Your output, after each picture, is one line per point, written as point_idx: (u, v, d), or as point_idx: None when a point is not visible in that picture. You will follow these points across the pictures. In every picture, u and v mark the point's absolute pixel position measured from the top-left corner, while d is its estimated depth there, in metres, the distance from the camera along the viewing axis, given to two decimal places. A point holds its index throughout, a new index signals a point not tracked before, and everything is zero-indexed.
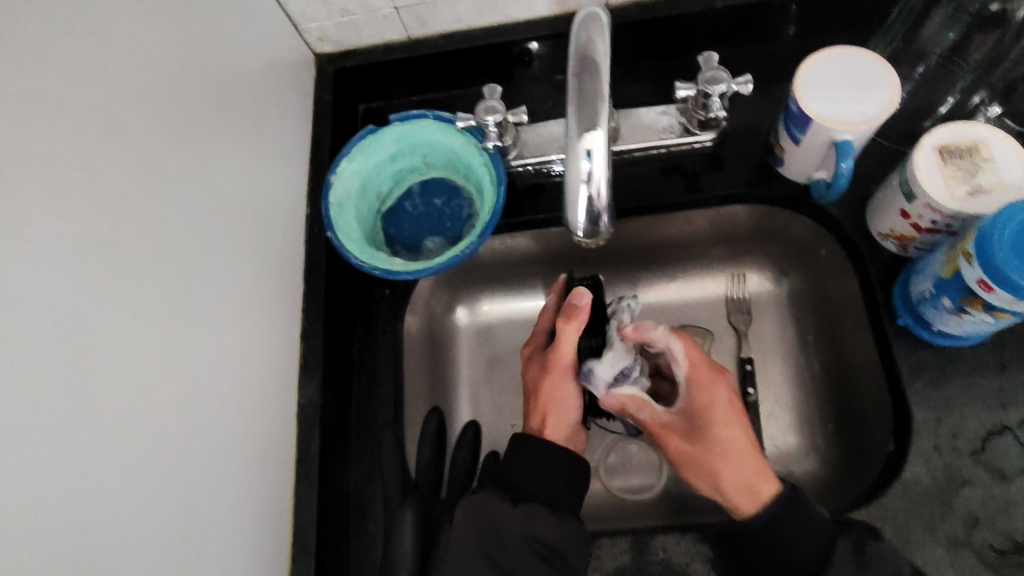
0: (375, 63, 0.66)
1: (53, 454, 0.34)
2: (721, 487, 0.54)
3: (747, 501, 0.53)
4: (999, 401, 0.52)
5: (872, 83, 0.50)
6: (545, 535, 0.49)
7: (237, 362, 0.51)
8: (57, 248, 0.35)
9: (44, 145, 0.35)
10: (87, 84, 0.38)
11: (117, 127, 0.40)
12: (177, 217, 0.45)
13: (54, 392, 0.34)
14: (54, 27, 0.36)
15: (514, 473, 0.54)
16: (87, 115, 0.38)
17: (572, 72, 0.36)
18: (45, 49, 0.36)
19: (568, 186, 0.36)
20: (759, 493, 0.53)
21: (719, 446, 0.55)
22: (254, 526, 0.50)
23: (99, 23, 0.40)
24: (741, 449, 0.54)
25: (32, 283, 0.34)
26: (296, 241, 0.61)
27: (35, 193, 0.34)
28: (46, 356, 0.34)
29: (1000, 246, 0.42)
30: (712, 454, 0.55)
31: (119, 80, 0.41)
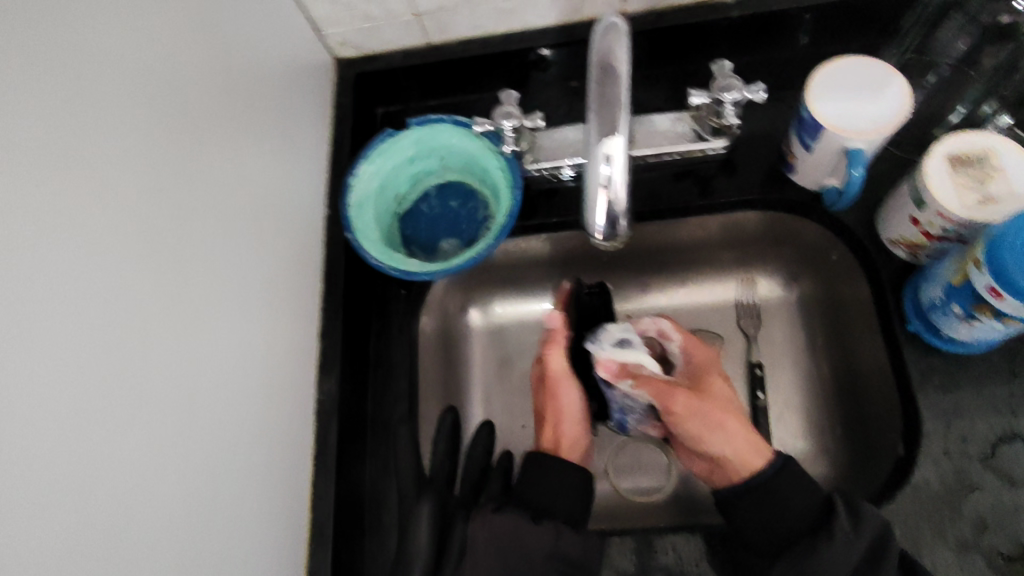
0: (394, 68, 0.67)
1: (85, 442, 0.35)
2: (729, 436, 0.55)
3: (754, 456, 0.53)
4: (1008, 407, 0.52)
5: (884, 92, 0.51)
6: (568, 550, 0.50)
7: (257, 358, 0.52)
8: (91, 244, 0.37)
9: (81, 145, 0.36)
10: (117, 87, 0.40)
11: (143, 129, 0.41)
12: (201, 215, 0.47)
13: (84, 382, 0.35)
14: (88, 32, 0.38)
15: (531, 490, 0.54)
16: (116, 117, 0.39)
17: (593, 79, 0.37)
18: (81, 53, 0.37)
19: (587, 191, 0.37)
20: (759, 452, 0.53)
21: (715, 402, 0.58)
22: (273, 518, 0.51)
23: (132, 28, 0.41)
24: (733, 410, 0.57)
25: (67, 278, 0.35)
26: (316, 241, 0.63)
27: (71, 191, 0.36)
28: (81, 349, 0.35)
29: (1010, 253, 0.43)
30: (712, 409, 0.57)
31: (147, 85, 0.42)
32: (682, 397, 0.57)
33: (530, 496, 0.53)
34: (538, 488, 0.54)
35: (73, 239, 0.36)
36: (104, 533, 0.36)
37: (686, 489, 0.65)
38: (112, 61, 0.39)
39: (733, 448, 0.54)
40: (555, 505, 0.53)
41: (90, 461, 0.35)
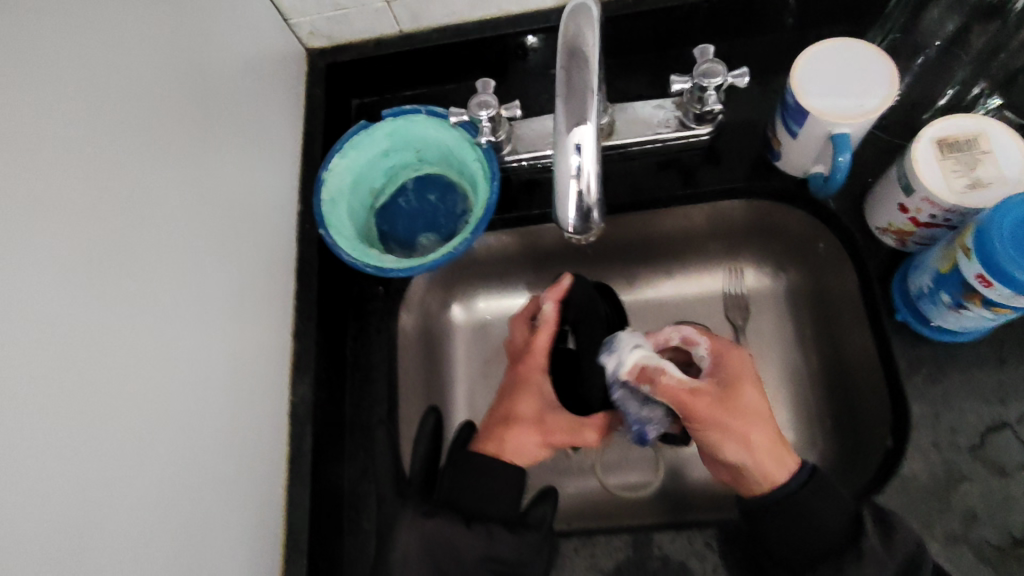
0: (368, 58, 0.65)
1: (44, 454, 0.33)
2: (749, 444, 0.49)
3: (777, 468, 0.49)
4: (999, 397, 0.51)
5: (870, 75, 0.50)
6: (500, 550, 0.52)
7: (228, 361, 0.50)
8: (47, 248, 0.35)
9: (35, 144, 0.34)
10: (75, 81, 0.37)
11: (105, 125, 0.39)
12: (168, 214, 0.45)
13: (44, 394, 0.34)
14: (38, 23, 0.36)
15: (459, 488, 0.55)
16: (76, 113, 0.37)
17: (561, 65, 0.35)
18: (33, 47, 0.35)
19: (557, 182, 0.35)
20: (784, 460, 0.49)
21: (745, 409, 0.51)
22: (247, 526, 0.50)
23: (87, 19, 0.39)
24: (765, 416, 0.51)
25: (21, 286, 0.33)
26: (288, 239, 0.61)
27: (24, 192, 0.34)
28: (38, 359, 0.33)
29: (999, 238, 0.41)
30: (742, 413, 0.50)
31: (107, 78, 0.40)
32: (703, 402, 0.51)
33: (465, 500, 0.54)
34: (474, 491, 0.54)
35: (30, 242, 0.34)
36: (72, 548, 0.34)
37: (672, 484, 0.63)
38: (68, 53, 0.37)
39: (751, 458, 0.49)
40: (489, 507, 0.54)
41: (52, 475, 0.34)
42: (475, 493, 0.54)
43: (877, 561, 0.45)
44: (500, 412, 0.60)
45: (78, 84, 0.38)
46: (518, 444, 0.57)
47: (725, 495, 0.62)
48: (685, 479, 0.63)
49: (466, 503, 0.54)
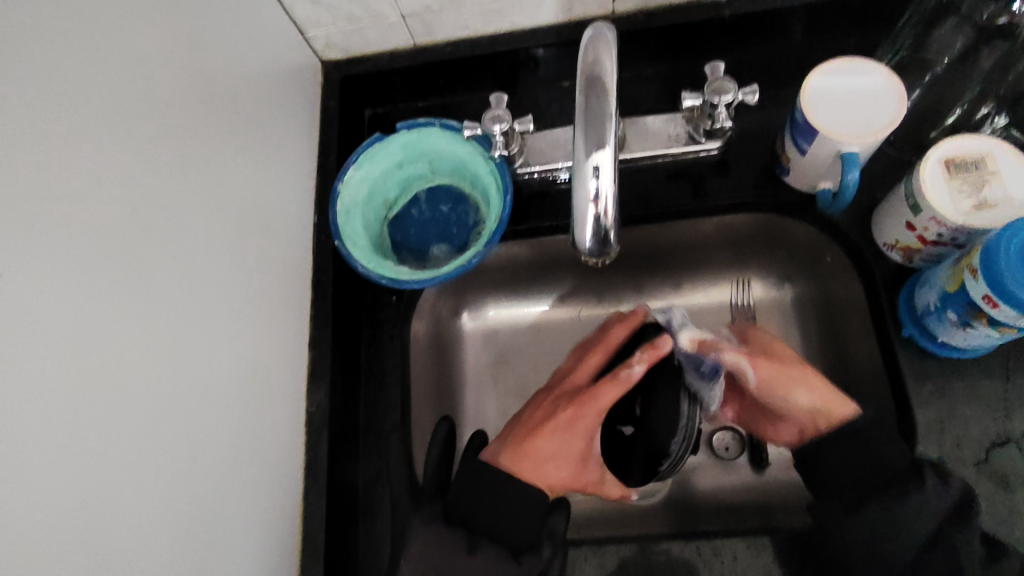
0: (382, 69, 0.66)
1: (63, 464, 0.34)
2: (812, 387, 0.55)
3: (839, 407, 0.54)
4: (1004, 411, 0.52)
5: (878, 94, 0.50)
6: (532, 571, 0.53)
7: (244, 371, 0.51)
8: (70, 263, 0.36)
9: (57, 160, 0.35)
10: (97, 101, 0.38)
11: (126, 145, 0.40)
12: (187, 230, 0.46)
13: (67, 407, 0.35)
14: (63, 42, 0.37)
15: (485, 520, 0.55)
16: (96, 133, 0.38)
17: (581, 91, 0.36)
18: (56, 65, 0.36)
19: (575, 205, 0.36)
20: (843, 409, 0.54)
21: (794, 368, 0.57)
22: (264, 532, 0.51)
23: (109, 36, 0.40)
24: (812, 377, 0.56)
25: (45, 299, 0.34)
26: (303, 249, 0.62)
27: (44, 208, 0.34)
28: (59, 368, 0.34)
29: (1005, 259, 0.42)
30: (791, 373, 0.56)
31: (127, 97, 0.41)
32: (765, 363, 0.57)
33: (479, 523, 0.54)
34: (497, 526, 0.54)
35: (54, 259, 0.35)
36: (95, 553, 0.35)
37: (680, 493, 0.64)
38: (90, 73, 0.38)
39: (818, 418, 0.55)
40: (507, 533, 0.54)
41: (75, 484, 0.35)
42: (495, 516, 0.55)
43: (930, 498, 0.48)
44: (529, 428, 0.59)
45: (100, 104, 0.39)
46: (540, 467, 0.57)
47: (732, 506, 0.62)
48: (693, 486, 0.64)
49: (483, 523, 0.54)
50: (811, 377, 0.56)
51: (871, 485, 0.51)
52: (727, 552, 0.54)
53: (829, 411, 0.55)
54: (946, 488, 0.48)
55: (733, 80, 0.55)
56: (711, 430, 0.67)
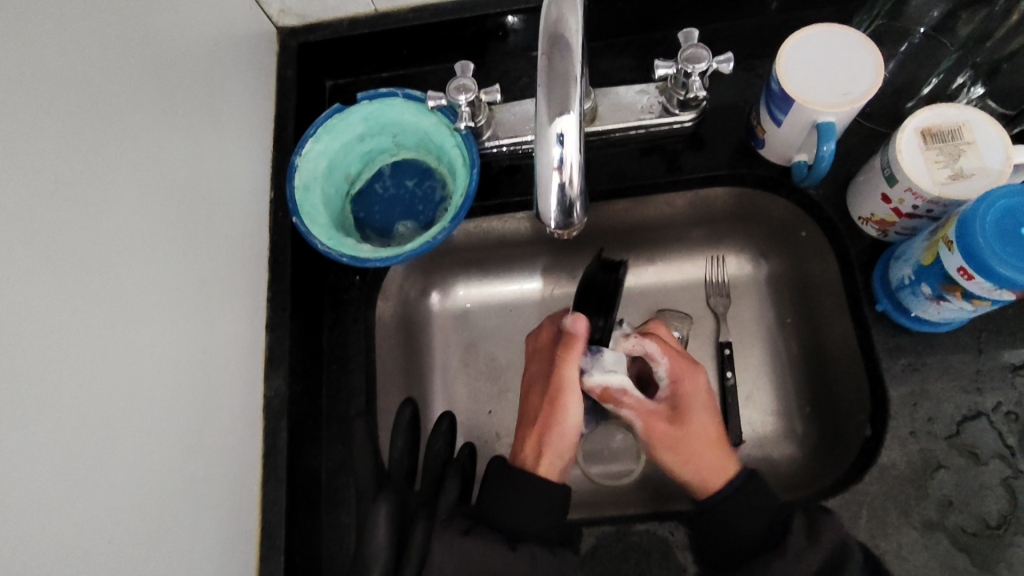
0: (342, 38, 0.63)
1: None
2: (692, 463, 0.55)
3: (715, 479, 0.54)
4: (975, 385, 0.52)
5: (855, 62, 0.49)
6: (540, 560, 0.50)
7: (196, 356, 0.48)
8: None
9: None
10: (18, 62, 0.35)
11: (52, 113, 0.37)
12: (128, 205, 0.42)
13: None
14: None
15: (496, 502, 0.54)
16: (17, 97, 0.34)
17: (543, 51, 0.33)
18: None
19: (539, 175, 0.33)
20: (726, 471, 0.54)
21: (694, 435, 0.57)
22: (218, 525, 0.48)
23: None
24: (712, 440, 0.56)
25: None
26: (260, 228, 0.59)
27: None
28: None
29: (981, 229, 0.41)
30: (690, 440, 0.56)
31: (51, 59, 0.37)
32: (661, 427, 0.58)
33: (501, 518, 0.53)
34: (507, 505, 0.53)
35: None
36: (37, 555, 0.33)
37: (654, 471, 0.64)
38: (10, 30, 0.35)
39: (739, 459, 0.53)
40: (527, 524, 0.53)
41: (5, 485, 0.31)
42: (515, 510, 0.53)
43: (798, 558, 0.46)
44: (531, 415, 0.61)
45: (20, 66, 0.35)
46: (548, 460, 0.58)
47: None
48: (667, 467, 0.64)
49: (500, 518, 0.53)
50: (712, 448, 0.55)
51: (734, 556, 0.49)
52: None
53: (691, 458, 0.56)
54: (814, 545, 0.46)
55: (708, 48, 0.53)
56: None
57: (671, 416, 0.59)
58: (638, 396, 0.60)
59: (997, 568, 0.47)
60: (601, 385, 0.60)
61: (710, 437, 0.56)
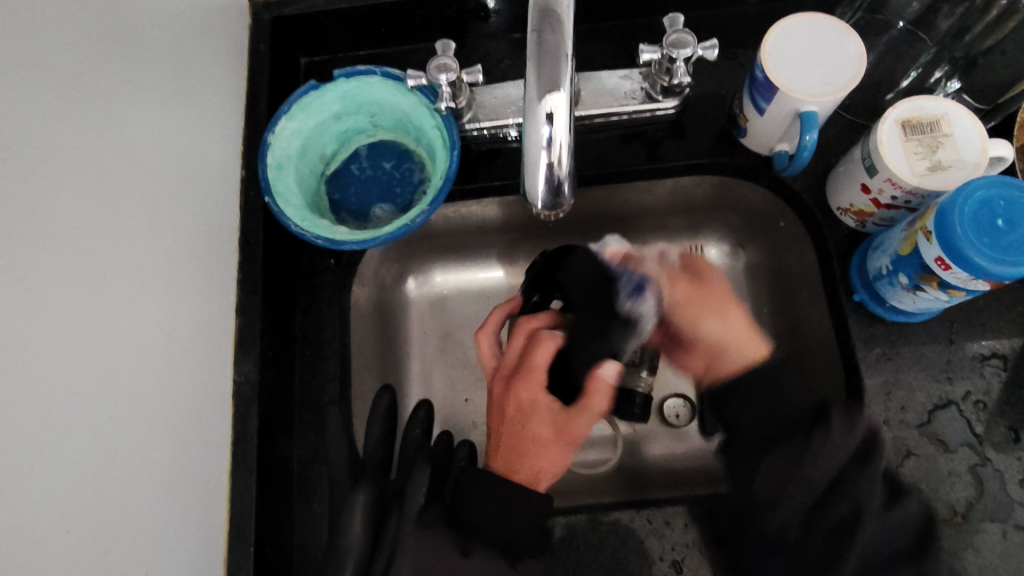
0: (318, 13, 0.61)
1: None
2: (725, 321, 0.58)
3: (749, 347, 0.56)
4: (946, 374, 0.52)
5: (838, 52, 0.49)
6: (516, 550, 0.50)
7: (162, 340, 0.46)
8: None
9: None
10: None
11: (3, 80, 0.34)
12: (88, 181, 0.40)
13: None
14: None
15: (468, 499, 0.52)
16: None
17: (532, 26, 0.32)
18: None
19: (528, 153, 0.32)
20: (754, 343, 0.56)
21: (715, 289, 0.60)
22: (186, 515, 0.46)
23: None
24: (732, 300, 0.60)
25: None
26: (230, 207, 0.56)
27: None
28: None
29: (958, 220, 0.42)
30: (708, 299, 0.60)
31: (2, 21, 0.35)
32: (682, 286, 0.62)
33: (475, 518, 0.51)
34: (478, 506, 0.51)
35: None
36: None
37: (631, 460, 0.64)
38: None
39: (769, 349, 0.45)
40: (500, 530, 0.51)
41: None
42: (482, 509, 0.51)
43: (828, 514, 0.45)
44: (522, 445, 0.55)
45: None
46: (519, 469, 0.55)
47: (683, 472, 0.62)
48: (645, 456, 0.64)
49: (473, 517, 0.51)
50: (731, 316, 0.59)
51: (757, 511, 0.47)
52: (678, 521, 0.53)
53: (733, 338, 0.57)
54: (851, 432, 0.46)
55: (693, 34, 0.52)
56: (663, 397, 0.65)
57: (687, 275, 0.62)
58: (660, 266, 0.63)
59: (964, 553, 0.48)
60: (619, 250, 0.62)
61: (733, 307, 0.59)
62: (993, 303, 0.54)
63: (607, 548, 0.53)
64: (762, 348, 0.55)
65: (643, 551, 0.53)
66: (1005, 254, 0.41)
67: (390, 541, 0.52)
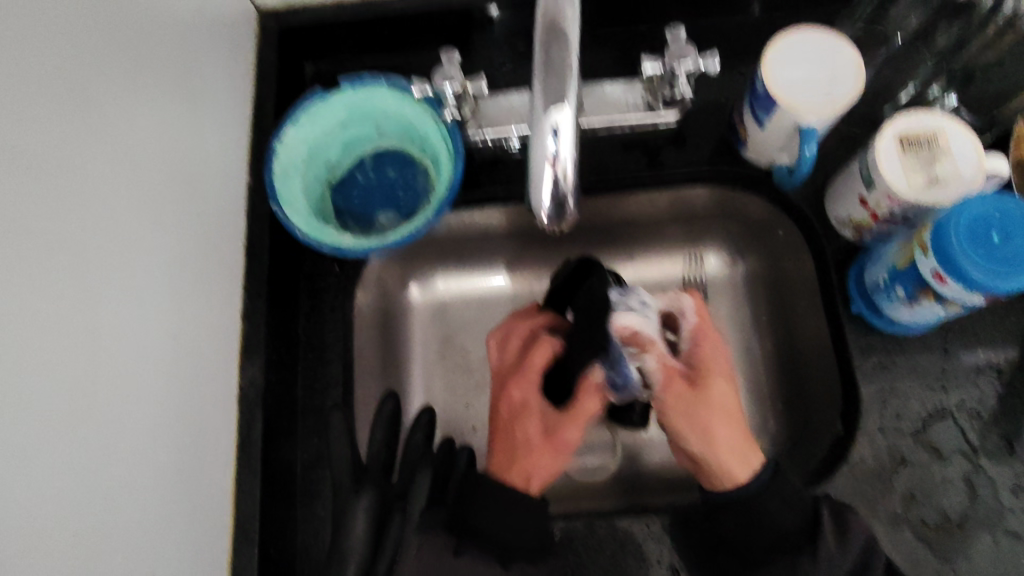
0: (325, 20, 0.61)
1: None
2: (712, 439, 0.50)
3: (741, 466, 0.49)
4: (941, 383, 0.53)
5: (837, 67, 0.50)
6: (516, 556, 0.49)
7: (169, 344, 0.47)
8: None
9: None
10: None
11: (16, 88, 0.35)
12: (98, 188, 0.41)
13: None
14: None
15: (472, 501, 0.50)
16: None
17: (538, 43, 0.33)
18: None
19: (532, 166, 0.33)
20: (749, 459, 0.49)
21: (716, 403, 0.51)
22: (191, 518, 0.47)
23: None
24: (732, 413, 0.51)
25: None
26: (237, 212, 0.57)
27: None
28: None
29: (955, 234, 0.43)
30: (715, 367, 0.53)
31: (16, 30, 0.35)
32: (681, 387, 0.52)
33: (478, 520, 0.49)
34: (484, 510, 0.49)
35: None
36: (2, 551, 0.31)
37: (630, 468, 0.64)
38: None
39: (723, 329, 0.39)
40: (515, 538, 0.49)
41: None
42: (506, 525, 0.49)
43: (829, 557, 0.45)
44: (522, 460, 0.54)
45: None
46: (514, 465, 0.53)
47: (680, 477, 0.63)
48: (644, 463, 0.64)
49: (480, 524, 0.49)
50: (723, 425, 0.50)
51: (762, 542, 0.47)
52: None
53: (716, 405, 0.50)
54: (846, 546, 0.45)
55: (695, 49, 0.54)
56: None
57: (684, 372, 0.53)
58: (662, 350, 0.54)
59: (957, 561, 0.49)
60: (634, 325, 0.54)
61: (730, 410, 0.51)
62: (988, 315, 0.54)
63: (605, 552, 0.54)
64: (747, 472, 0.49)
65: (641, 556, 0.53)
66: (1000, 268, 0.42)
67: (392, 545, 0.54)
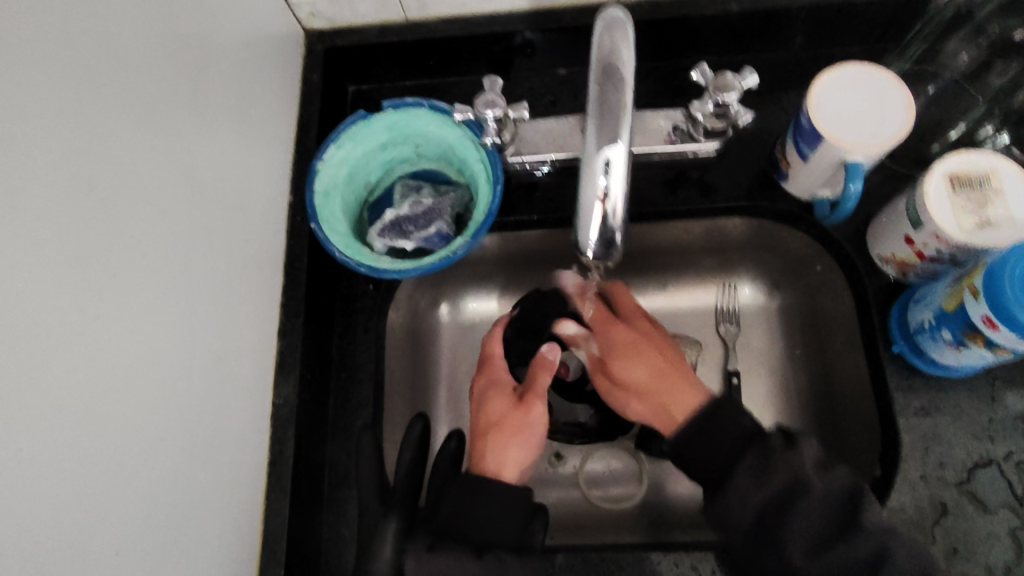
0: (370, 45, 0.62)
1: (18, 469, 0.31)
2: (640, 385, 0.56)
3: (671, 399, 0.53)
4: (986, 433, 0.51)
5: (887, 104, 0.49)
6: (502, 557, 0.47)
7: (210, 359, 0.48)
8: (28, 254, 0.33)
9: (14, 133, 0.32)
10: (32, 54, 0.34)
11: (67, 113, 0.36)
12: (150, 212, 0.42)
13: (25, 406, 0.32)
14: (17, 2, 0.33)
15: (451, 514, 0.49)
16: (29, 97, 0.33)
17: (594, 80, 0.33)
18: (12, 27, 0.33)
19: (582, 203, 0.34)
20: (677, 390, 0.53)
21: (632, 358, 0.58)
22: (223, 534, 0.47)
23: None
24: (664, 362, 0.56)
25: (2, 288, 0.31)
26: (278, 232, 0.58)
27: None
28: (12, 368, 0.31)
29: (1010, 282, 0.41)
30: (627, 363, 0.58)
31: (69, 49, 0.36)
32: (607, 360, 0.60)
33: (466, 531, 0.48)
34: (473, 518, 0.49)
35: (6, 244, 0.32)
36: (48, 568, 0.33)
37: (656, 499, 0.63)
38: (49, 41, 0.35)
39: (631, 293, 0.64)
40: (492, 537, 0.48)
41: (23, 495, 0.32)
42: (479, 523, 0.49)
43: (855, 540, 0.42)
44: (485, 418, 0.57)
45: (37, 55, 0.34)
46: (503, 454, 0.54)
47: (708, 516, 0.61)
48: (668, 492, 0.63)
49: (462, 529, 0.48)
50: (639, 373, 0.56)
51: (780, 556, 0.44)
52: (705, 566, 0.52)
53: (677, 394, 0.53)
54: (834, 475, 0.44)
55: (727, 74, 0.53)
56: None
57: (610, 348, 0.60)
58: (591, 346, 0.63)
59: None
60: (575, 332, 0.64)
61: (653, 356, 0.57)
62: None
63: (626, 569, 0.53)
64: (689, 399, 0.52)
65: None
66: None
67: None
